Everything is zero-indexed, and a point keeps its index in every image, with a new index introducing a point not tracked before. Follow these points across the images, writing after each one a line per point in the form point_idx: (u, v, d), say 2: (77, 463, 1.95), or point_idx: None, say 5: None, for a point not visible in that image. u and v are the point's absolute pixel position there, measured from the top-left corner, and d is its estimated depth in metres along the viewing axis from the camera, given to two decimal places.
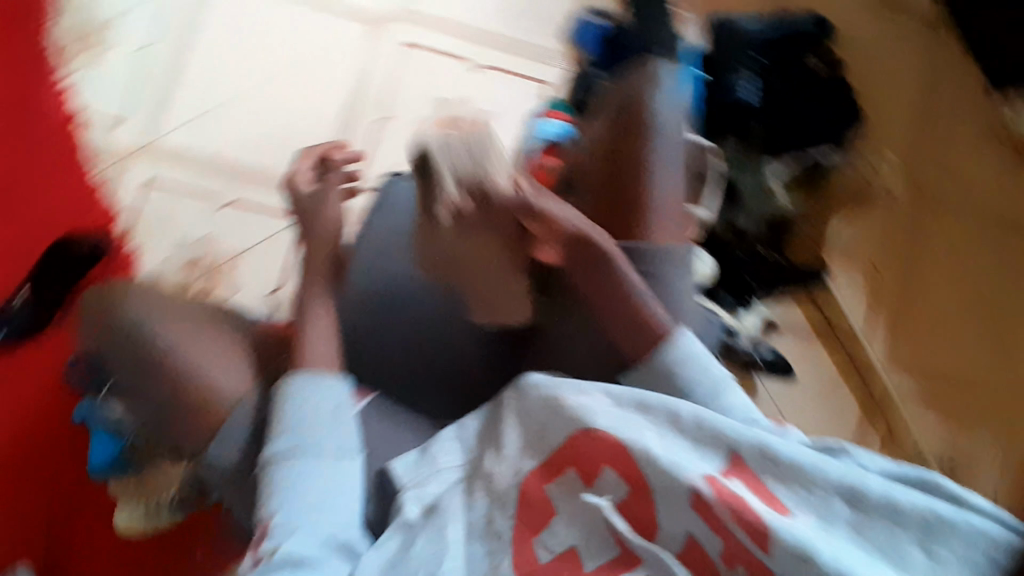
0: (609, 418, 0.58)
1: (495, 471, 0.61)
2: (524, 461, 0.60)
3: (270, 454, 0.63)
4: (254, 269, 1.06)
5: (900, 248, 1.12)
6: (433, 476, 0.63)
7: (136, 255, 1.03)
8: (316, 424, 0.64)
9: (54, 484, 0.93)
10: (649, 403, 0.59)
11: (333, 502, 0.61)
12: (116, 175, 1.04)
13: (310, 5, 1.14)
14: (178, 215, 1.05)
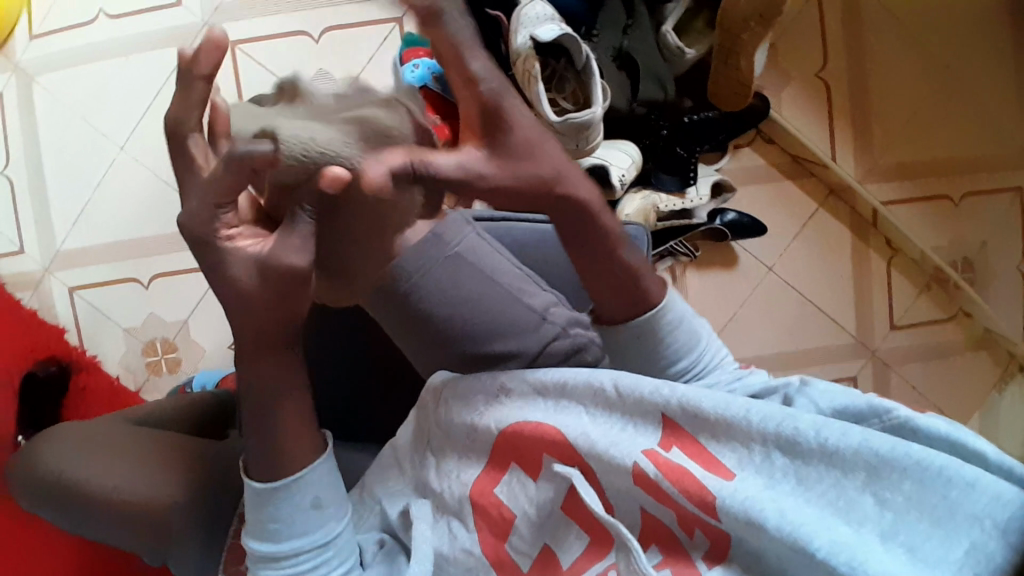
0: (544, 412, 0.55)
1: (443, 489, 0.56)
2: (464, 469, 0.56)
3: (257, 543, 0.51)
4: (206, 328, 1.05)
5: (847, 64, 1.00)
6: (374, 504, 0.60)
7: (98, 358, 1.04)
8: (299, 513, 0.51)
9: None
10: (572, 381, 0.54)
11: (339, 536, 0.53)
12: (45, 297, 1.06)
13: (139, 56, 1.07)
14: (118, 303, 1.06)
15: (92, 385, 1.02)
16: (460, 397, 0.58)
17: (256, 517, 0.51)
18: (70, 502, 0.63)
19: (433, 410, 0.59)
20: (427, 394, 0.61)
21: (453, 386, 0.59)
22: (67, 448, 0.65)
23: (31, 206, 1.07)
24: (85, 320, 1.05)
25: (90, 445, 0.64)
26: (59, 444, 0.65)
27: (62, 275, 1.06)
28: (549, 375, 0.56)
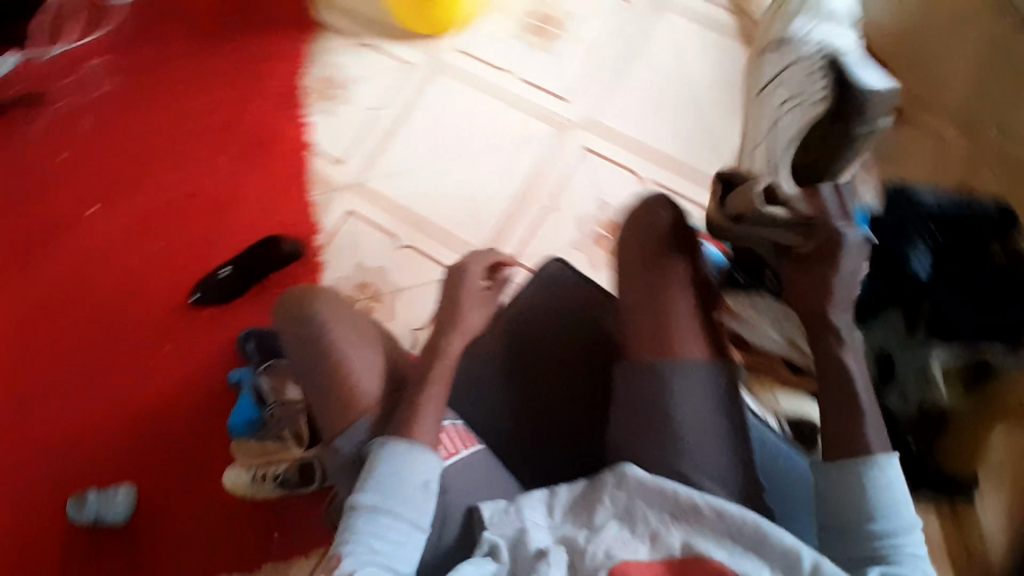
0: (725, 556, 0.64)
1: (590, 550, 0.64)
2: (615, 548, 0.65)
3: (358, 501, 0.72)
4: (411, 303, 1.21)
5: None
6: (516, 524, 0.69)
7: (322, 267, 1.23)
8: (404, 489, 0.72)
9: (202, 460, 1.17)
10: (766, 547, 0.64)
11: (406, 541, 0.70)
12: (324, 203, 1.27)
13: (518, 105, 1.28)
14: (366, 244, 1.25)
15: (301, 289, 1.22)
16: (650, 501, 0.68)
17: (374, 478, 0.72)
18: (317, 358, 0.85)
19: (614, 496, 0.69)
20: (612, 476, 0.70)
21: (641, 486, 0.68)
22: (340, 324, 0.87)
23: (375, 141, 1.29)
24: (341, 238, 1.25)
25: (350, 333, 0.87)
26: (334, 317, 0.87)
27: (353, 195, 1.27)
28: (749, 522, 0.65)
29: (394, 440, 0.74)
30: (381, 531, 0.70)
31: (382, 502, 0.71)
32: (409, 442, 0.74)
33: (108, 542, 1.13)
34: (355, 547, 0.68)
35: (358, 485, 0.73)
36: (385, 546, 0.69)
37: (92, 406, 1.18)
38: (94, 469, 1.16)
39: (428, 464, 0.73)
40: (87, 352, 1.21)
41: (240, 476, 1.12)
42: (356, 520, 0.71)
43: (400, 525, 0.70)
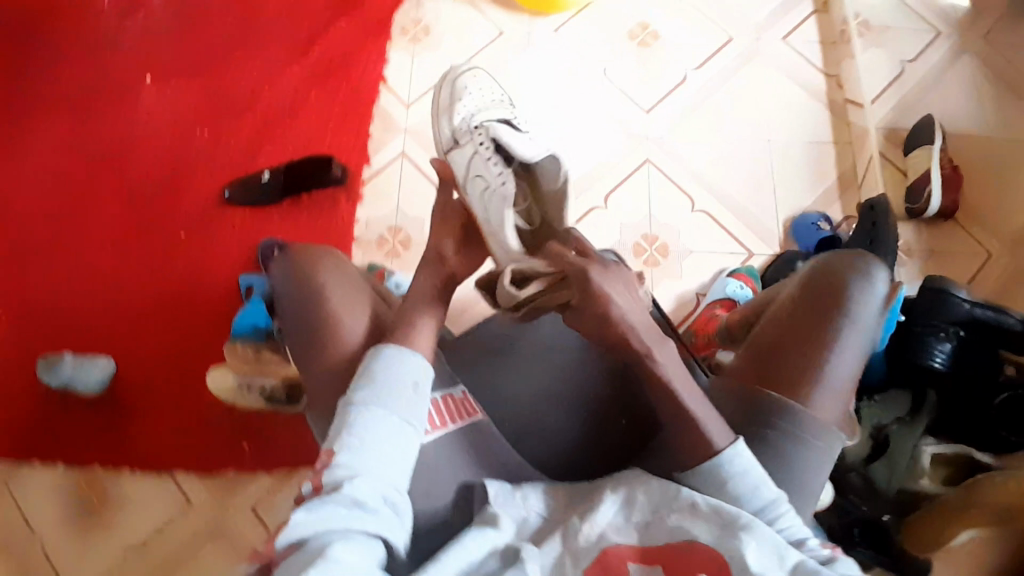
0: (716, 534, 0.61)
1: (586, 530, 0.63)
2: (609, 531, 0.64)
3: (351, 406, 0.72)
4: None
5: None
6: (521, 508, 0.70)
7: (362, 200, 1.25)
8: (393, 394, 0.73)
9: (186, 355, 1.16)
10: (757, 532, 0.60)
11: (388, 452, 0.70)
12: (379, 139, 1.29)
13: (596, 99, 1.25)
14: (409, 192, 1.26)
15: (336, 218, 1.23)
16: (655, 501, 0.65)
17: (363, 382, 0.74)
18: (301, 298, 0.82)
19: (618, 488, 0.66)
20: (625, 475, 0.68)
21: (649, 486, 0.66)
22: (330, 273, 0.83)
23: None
24: (387, 176, 1.27)
25: (334, 281, 0.83)
26: (323, 266, 0.84)
27: (408, 140, 1.29)
28: (742, 514, 0.61)
29: (387, 343, 0.76)
30: (368, 428, 0.70)
31: (372, 400, 0.72)
32: (402, 345, 0.77)
33: (79, 405, 1.13)
34: (345, 443, 0.69)
35: (353, 387, 0.74)
36: (370, 441, 0.69)
37: (96, 270, 1.19)
38: (85, 332, 1.16)
39: (415, 367, 0.76)
40: (107, 218, 1.22)
41: (226, 380, 1.10)
42: (348, 418, 0.71)
43: (388, 424, 0.71)
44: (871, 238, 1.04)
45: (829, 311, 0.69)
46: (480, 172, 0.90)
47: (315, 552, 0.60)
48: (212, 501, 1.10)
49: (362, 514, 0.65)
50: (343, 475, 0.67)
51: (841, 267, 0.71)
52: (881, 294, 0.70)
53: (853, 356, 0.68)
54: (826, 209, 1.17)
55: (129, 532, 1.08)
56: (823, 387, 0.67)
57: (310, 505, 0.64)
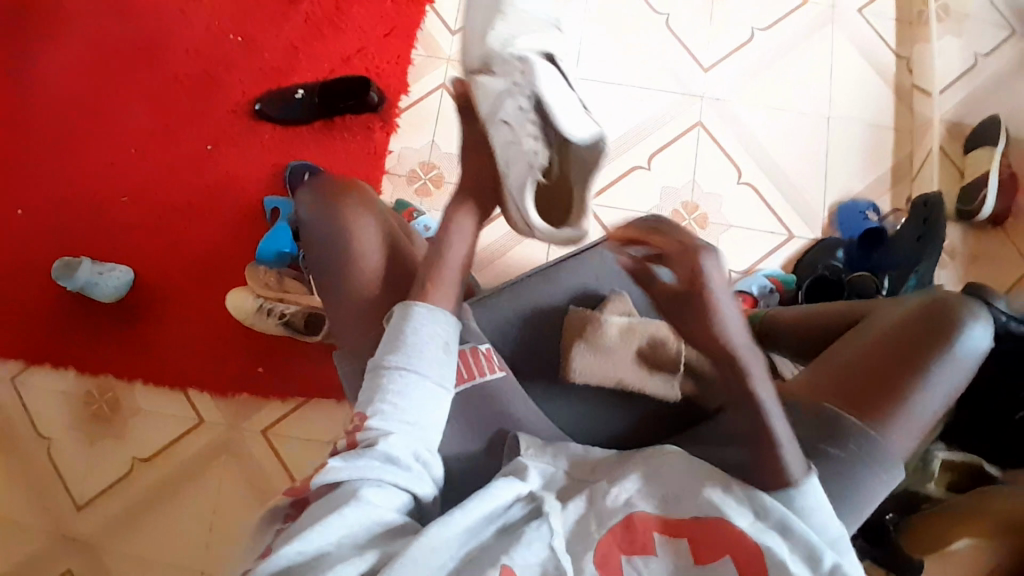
0: (749, 526, 0.61)
1: (614, 491, 0.65)
2: (638, 498, 0.65)
3: (388, 364, 0.68)
4: None
5: None
6: (550, 462, 0.71)
7: (396, 131, 1.20)
8: (429, 354, 0.69)
9: (205, 270, 1.14)
10: (792, 532, 0.61)
11: (426, 414, 0.67)
12: (422, 67, 1.23)
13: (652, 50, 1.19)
14: (447, 125, 1.20)
15: (370, 144, 1.18)
16: (681, 479, 0.66)
17: (401, 338, 0.69)
18: (332, 237, 0.80)
19: (649, 459, 0.68)
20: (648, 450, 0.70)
21: (675, 463, 0.67)
22: (362, 214, 0.81)
23: None
24: (426, 107, 1.21)
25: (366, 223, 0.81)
26: (357, 206, 0.82)
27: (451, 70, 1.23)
28: (778, 509, 0.62)
29: (415, 303, 0.72)
30: (403, 390, 0.67)
31: (405, 361, 0.68)
32: (426, 304, 0.72)
33: (97, 309, 1.12)
34: (378, 408, 0.66)
35: (382, 347, 0.70)
36: (406, 405, 0.66)
37: (120, 174, 1.17)
38: (106, 237, 1.14)
39: (442, 325, 0.72)
40: (133, 122, 1.19)
41: (244, 302, 1.08)
42: (381, 381, 0.67)
43: (423, 388, 0.68)
44: (920, 234, 1.01)
45: (929, 350, 0.75)
46: (505, 118, 0.76)
47: (348, 495, 0.61)
48: (223, 421, 1.11)
49: (396, 470, 0.64)
50: (379, 434, 0.64)
51: (955, 311, 0.76)
52: (982, 345, 0.76)
53: (938, 398, 0.74)
54: (876, 198, 1.14)
55: (140, 442, 1.09)
56: (902, 420, 0.73)
57: (345, 454, 0.64)
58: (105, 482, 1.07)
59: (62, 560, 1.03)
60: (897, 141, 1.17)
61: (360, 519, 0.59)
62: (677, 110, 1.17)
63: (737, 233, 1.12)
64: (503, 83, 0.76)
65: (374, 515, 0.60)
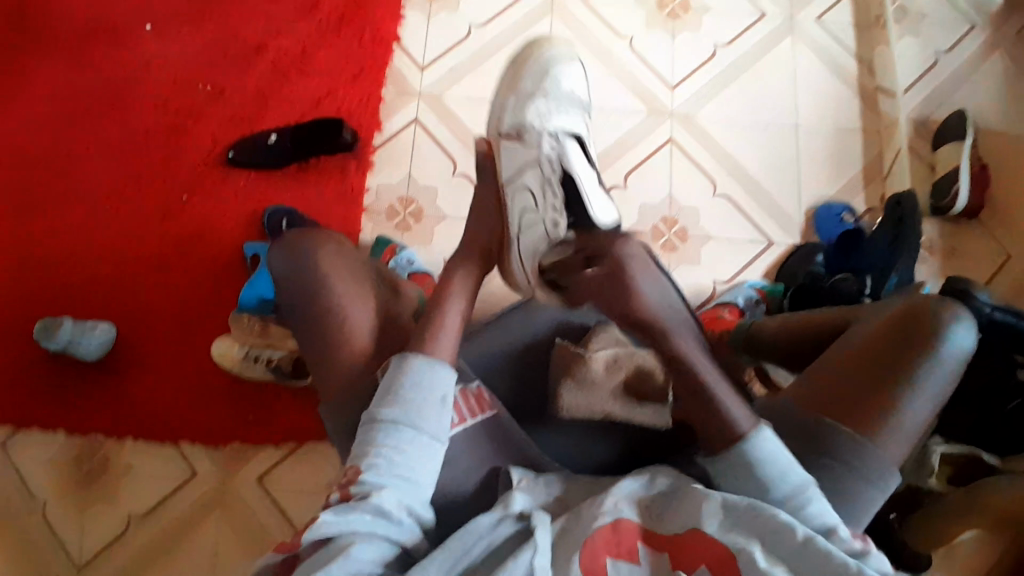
0: (724, 526, 0.61)
1: (603, 501, 0.65)
2: (625, 506, 0.65)
3: (381, 414, 0.70)
4: (451, 236, 1.17)
5: None
6: (542, 491, 0.71)
7: (372, 169, 1.20)
8: (421, 403, 0.71)
9: (188, 321, 1.14)
10: (764, 517, 0.61)
11: (419, 463, 0.69)
12: (394, 103, 1.24)
13: (617, 71, 1.21)
14: (422, 158, 1.21)
15: (347, 183, 1.19)
16: (661, 489, 0.67)
17: (391, 387, 0.72)
18: (306, 282, 0.81)
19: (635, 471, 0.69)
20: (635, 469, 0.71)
21: (657, 473, 0.68)
22: (337, 261, 0.83)
23: (459, 61, 1.26)
24: (399, 142, 1.22)
25: (341, 267, 0.82)
26: (331, 251, 0.83)
27: (422, 104, 1.24)
28: (746, 501, 0.62)
29: (413, 354, 0.73)
30: (398, 444, 0.69)
31: (400, 417, 0.70)
32: (426, 356, 0.74)
33: (80, 368, 1.11)
34: (373, 462, 0.67)
35: (374, 401, 0.72)
36: (401, 459, 0.68)
37: (96, 231, 1.17)
38: (86, 295, 1.14)
39: (443, 381, 0.73)
40: (107, 179, 1.20)
41: (232, 351, 1.08)
42: (374, 434, 0.69)
43: (418, 442, 0.69)
44: (894, 235, 1.01)
45: (914, 353, 0.75)
46: (531, 185, 0.86)
47: (339, 550, 0.62)
48: (215, 471, 1.09)
49: (387, 523, 0.65)
50: (371, 488, 0.66)
51: (935, 315, 0.76)
52: (965, 347, 0.76)
53: (928, 403, 0.74)
54: (850, 199, 1.15)
55: (132, 501, 1.07)
56: (892, 428, 0.73)
57: (336, 507, 0.65)
58: (97, 544, 1.05)
59: None
60: (865, 142, 1.19)
61: (344, 572, 0.60)
62: (646, 128, 1.18)
63: (715, 245, 1.13)
64: (534, 154, 0.88)
65: (360, 568, 0.61)
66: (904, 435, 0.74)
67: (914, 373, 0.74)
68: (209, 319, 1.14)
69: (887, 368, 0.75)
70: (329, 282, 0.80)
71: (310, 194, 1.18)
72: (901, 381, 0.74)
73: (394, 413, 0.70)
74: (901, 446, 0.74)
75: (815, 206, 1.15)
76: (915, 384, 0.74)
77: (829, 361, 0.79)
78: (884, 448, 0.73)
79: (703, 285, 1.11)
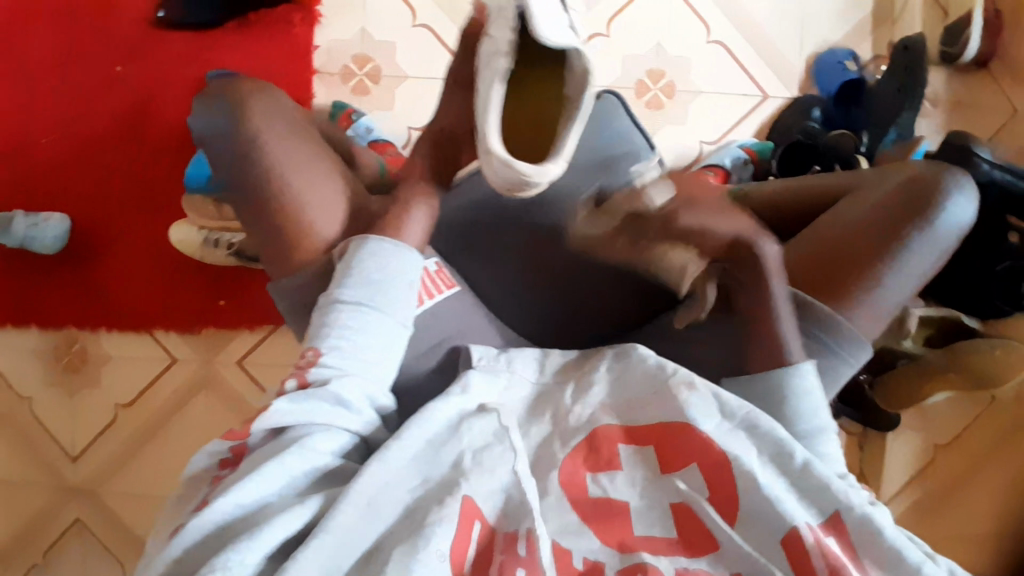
0: (715, 428, 0.60)
1: (576, 411, 0.64)
2: (601, 413, 0.64)
3: (339, 296, 0.64)
4: (414, 100, 1.06)
5: (991, 466, 1.02)
6: (506, 375, 0.68)
7: (319, 23, 1.06)
8: (382, 284, 0.65)
9: (139, 205, 1.07)
10: (757, 429, 0.60)
11: (381, 345, 0.64)
12: None
13: None
14: (376, 8, 1.06)
15: (293, 41, 1.05)
16: (646, 382, 0.65)
17: (351, 266, 0.65)
18: (242, 145, 0.70)
19: (612, 361, 0.68)
20: (611, 359, 0.68)
21: (641, 369, 0.66)
22: (273, 115, 0.72)
23: None
24: None
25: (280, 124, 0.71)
26: (268, 108, 0.72)
27: None
28: (744, 408, 0.61)
29: (377, 236, 0.67)
30: (361, 326, 0.63)
31: (365, 297, 0.64)
32: (390, 239, 0.67)
33: (35, 260, 1.06)
34: (335, 343, 0.62)
35: (335, 279, 0.66)
36: (364, 340, 0.63)
37: (22, 110, 1.05)
38: (27, 183, 1.05)
39: (410, 264, 0.68)
40: (23, 48, 1.05)
41: (189, 236, 1.02)
42: (333, 313, 0.63)
43: (384, 325, 0.64)
44: (900, 85, 0.91)
45: (910, 227, 0.70)
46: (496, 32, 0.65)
47: (293, 441, 0.57)
48: (195, 356, 1.09)
49: (346, 414, 0.61)
50: (330, 373, 0.61)
51: (937, 186, 0.71)
52: (962, 221, 0.71)
53: (910, 281, 0.71)
54: (856, 45, 1.03)
55: (116, 388, 1.08)
56: (868, 304, 0.70)
57: (292, 395, 0.59)
58: (91, 430, 1.07)
59: (71, 508, 1.07)
60: None
61: (302, 467, 0.56)
62: None
63: (705, 99, 1.03)
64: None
65: (317, 464, 0.57)
66: (881, 311, 0.71)
67: (909, 249, 0.70)
68: (163, 202, 1.07)
69: (882, 243, 0.70)
70: (267, 142, 0.70)
71: (252, 54, 1.04)
72: (893, 257, 0.70)
73: (351, 286, 0.64)
74: (874, 322, 0.72)
75: (817, 49, 1.03)
76: (907, 261, 0.70)
77: (821, 230, 0.73)
78: (858, 325, 0.70)
79: (690, 146, 1.03)
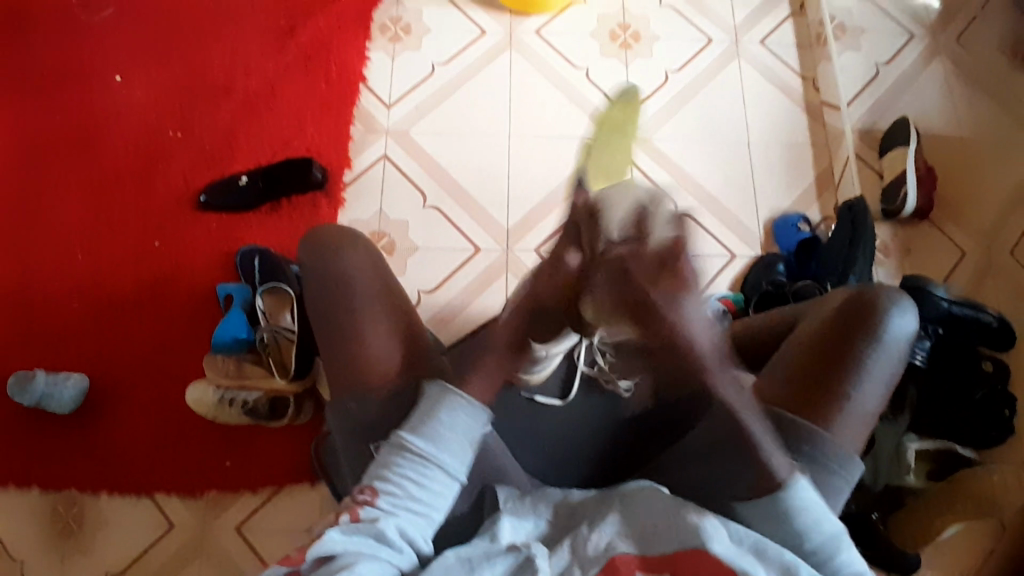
0: (729, 551, 0.58)
1: (593, 538, 0.61)
2: (618, 540, 0.61)
3: (405, 444, 0.64)
4: (423, 265, 1.18)
5: None
6: (532, 518, 0.66)
7: (344, 205, 1.22)
8: (452, 446, 0.65)
9: (162, 367, 1.13)
10: (766, 552, 0.59)
11: (433, 499, 0.63)
12: (361, 142, 1.27)
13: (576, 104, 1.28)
14: (392, 192, 1.23)
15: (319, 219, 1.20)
16: (661, 511, 0.62)
17: (424, 416, 0.66)
18: (330, 297, 0.76)
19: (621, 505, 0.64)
20: (629, 487, 0.67)
21: (650, 500, 0.64)
22: (359, 272, 0.77)
23: (423, 96, 1.30)
24: (368, 178, 1.24)
25: (364, 281, 0.77)
26: (354, 265, 0.78)
27: (389, 140, 1.27)
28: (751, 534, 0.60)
29: (459, 396, 0.66)
30: (421, 479, 0.63)
31: (428, 450, 0.64)
32: (469, 399, 0.66)
33: (52, 422, 1.10)
34: (389, 489, 0.62)
35: (405, 422, 0.66)
36: (422, 495, 0.63)
37: (67, 283, 1.17)
38: (60, 348, 1.13)
39: (478, 427, 0.66)
40: (77, 231, 1.20)
41: (206, 395, 1.06)
42: (395, 459, 0.64)
43: (441, 483, 0.64)
44: (850, 238, 1.04)
45: (865, 337, 0.70)
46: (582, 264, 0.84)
47: (342, 567, 0.54)
48: (195, 523, 1.06)
49: (389, 550, 0.58)
50: (381, 514, 0.61)
51: (874, 301, 0.71)
52: (908, 333, 0.71)
53: (878, 388, 0.69)
54: (806, 209, 1.20)
55: (108, 558, 1.04)
56: (847, 413, 0.68)
57: (344, 527, 0.59)
58: None
59: None
60: (816, 156, 1.24)
61: None
62: None
63: None
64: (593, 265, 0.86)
65: None
66: (858, 420, 0.68)
67: (871, 354, 0.69)
68: (183, 364, 1.13)
69: (841, 351, 0.70)
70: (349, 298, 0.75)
71: (282, 232, 1.19)
72: (859, 366, 0.69)
73: (425, 435, 0.65)
74: (857, 432, 0.68)
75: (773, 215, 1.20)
76: (870, 368, 0.69)
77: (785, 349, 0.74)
78: (841, 434, 0.67)
79: None
